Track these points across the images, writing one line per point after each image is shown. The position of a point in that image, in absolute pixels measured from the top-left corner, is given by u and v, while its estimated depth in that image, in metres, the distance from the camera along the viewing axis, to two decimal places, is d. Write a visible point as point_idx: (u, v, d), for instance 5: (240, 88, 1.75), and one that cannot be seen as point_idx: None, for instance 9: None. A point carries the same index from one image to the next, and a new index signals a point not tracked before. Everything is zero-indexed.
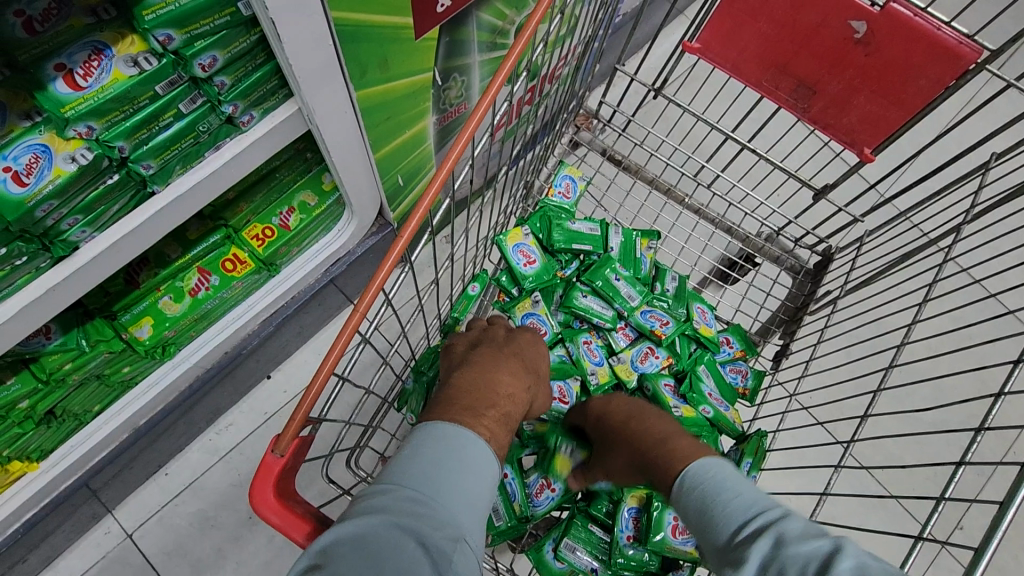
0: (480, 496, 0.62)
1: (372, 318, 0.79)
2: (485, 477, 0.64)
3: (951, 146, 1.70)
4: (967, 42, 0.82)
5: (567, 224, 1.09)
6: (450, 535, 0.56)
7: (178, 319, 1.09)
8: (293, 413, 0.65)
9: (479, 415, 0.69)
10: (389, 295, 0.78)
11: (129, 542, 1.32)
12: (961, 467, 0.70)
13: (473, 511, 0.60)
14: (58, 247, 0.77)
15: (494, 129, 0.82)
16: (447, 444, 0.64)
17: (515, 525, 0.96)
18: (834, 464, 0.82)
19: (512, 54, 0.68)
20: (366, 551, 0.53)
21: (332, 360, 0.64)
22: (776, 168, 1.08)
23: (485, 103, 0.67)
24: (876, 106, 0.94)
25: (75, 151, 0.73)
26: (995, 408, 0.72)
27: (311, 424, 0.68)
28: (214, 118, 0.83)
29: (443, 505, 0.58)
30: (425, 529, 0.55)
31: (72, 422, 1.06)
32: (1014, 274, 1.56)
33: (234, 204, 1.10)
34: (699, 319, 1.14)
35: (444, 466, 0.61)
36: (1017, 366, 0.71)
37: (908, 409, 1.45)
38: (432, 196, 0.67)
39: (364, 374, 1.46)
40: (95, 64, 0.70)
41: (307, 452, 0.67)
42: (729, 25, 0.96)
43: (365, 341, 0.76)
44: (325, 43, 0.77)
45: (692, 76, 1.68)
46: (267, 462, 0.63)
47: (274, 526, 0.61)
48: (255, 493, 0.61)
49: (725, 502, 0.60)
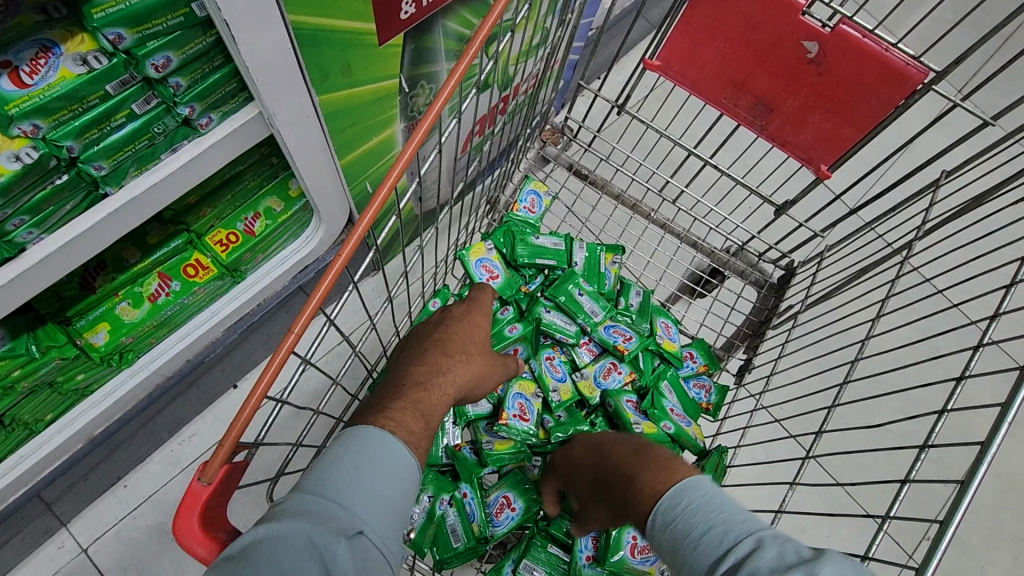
0: (384, 486, 0.62)
1: (315, 336, 0.76)
2: (393, 467, 0.63)
3: (910, 157, 1.75)
4: (913, 64, 0.85)
5: (531, 238, 1.11)
6: (339, 528, 0.56)
7: (136, 325, 1.07)
8: (223, 438, 0.61)
9: (385, 409, 0.69)
10: (333, 315, 0.77)
11: (84, 557, 1.27)
12: (907, 485, 0.73)
13: (372, 501, 0.60)
14: (3, 248, 0.75)
15: (443, 145, 0.80)
16: (349, 443, 0.64)
17: (473, 547, 0.96)
18: (792, 480, 0.85)
19: (462, 62, 0.67)
20: (248, 555, 0.53)
21: (264, 383, 0.60)
22: (738, 183, 1.14)
23: (428, 122, 0.66)
24: (831, 123, 0.97)
25: (20, 150, 0.71)
26: (938, 424, 0.75)
27: (246, 449, 0.64)
28: (169, 119, 0.83)
29: (335, 501, 0.58)
30: (311, 525, 0.55)
31: (22, 431, 1.03)
32: (975, 284, 1.61)
33: (197, 208, 1.09)
34: (663, 333, 1.15)
35: (341, 464, 0.61)
36: (959, 383, 0.75)
37: (881, 423, 1.48)
38: (380, 203, 0.65)
39: (314, 396, 1.41)
40: (43, 62, 0.68)
41: (238, 480, 0.63)
42: (690, 45, 0.99)
43: (305, 361, 0.73)
44: (287, 48, 0.77)
45: (658, 90, 1.71)
46: (193, 491, 0.59)
47: (201, 559, 0.57)
48: (177, 525, 0.57)
49: (697, 540, 0.58)
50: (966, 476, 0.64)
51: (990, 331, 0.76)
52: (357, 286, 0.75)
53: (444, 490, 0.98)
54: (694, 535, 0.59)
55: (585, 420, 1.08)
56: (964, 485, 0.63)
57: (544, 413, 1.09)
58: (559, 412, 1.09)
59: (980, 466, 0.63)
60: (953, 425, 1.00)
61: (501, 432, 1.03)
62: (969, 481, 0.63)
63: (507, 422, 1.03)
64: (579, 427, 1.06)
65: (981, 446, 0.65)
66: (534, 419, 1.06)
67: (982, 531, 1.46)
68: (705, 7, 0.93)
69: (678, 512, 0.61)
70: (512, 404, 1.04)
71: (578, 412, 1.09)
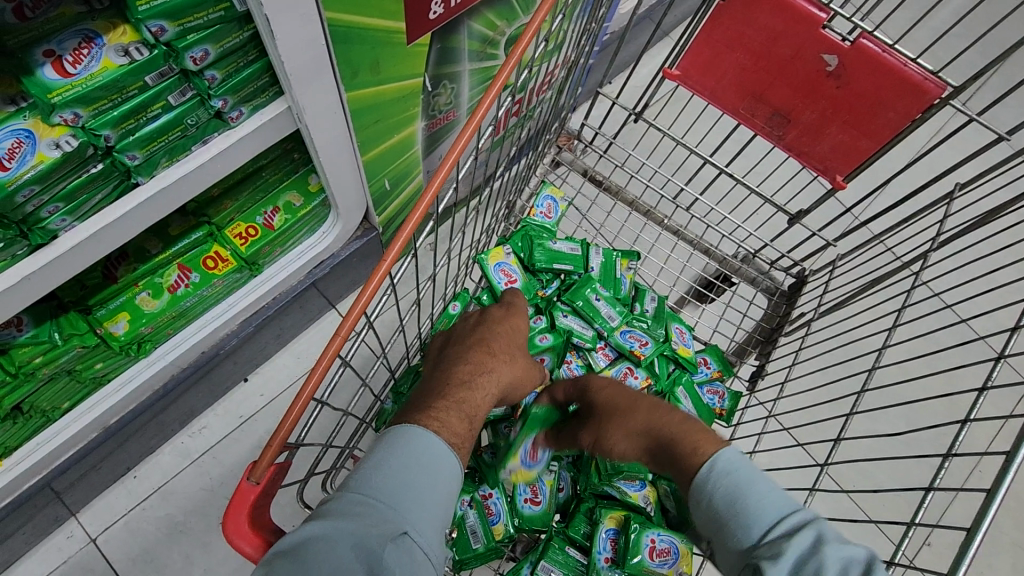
0: (429, 487, 0.62)
1: (352, 339, 0.78)
2: (438, 471, 0.64)
3: (922, 171, 1.77)
4: (932, 79, 0.86)
5: (548, 243, 1.12)
6: (386, 530, 0.57)
7: (155, 316, 1.07)
8: (270, 438, 0.61)
9: (428, 409, 0.71)
10: (371, 318, 0.77)
11: (92, 547, 1.27)
12: (930, 493, 0.74)
13: (416, 503, 0.60)
14: (37, 235, 0.76)
15: (477, 152, 0.82)
16: (396, 444, 0.65)
17: (493, 548, 0.97)
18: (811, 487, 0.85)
19: (507, 63, 0.69)
20: (296, 556, 0.54)
21: (311, 385, 0.62)
22: (753, 193, 1.13)
23: (468, 133, 0.68)
24: (847, 136, 0.98)
25: (60, 138, 0.72)
26: (961, 434, 0.76)
27: (286, 449, 0.65)
28: (202, 112, 0.83)
29: (382, 503, 0.59)
30: (358, 527, 0.56)
31: (40, 418, 1.04)
32: (983, 299, 1.62)
33: (218, 201, 1.10)
34: (677, 339, 1.17)
35: (387, 466, 0.63)
36: (982, 393, 0.76)
37: (903, 432, 1.50)
38: (423, 208, 0.67)
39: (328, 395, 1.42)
40: (85, 52, 0.69)
41: (281, 481, 0.64)
42: (709, 55, 0.99)
43: (344, 362, 0.75)
44: (318, 43, 0.78)
45: (673, 98, 1.72)
46: (241, 490, 0.60)
47: (250, 558, 0.58)
48: (228, 525, 0.58)
49: (757, 499, 0.64)
50: (990, 487, 0.64)
51: (1012, 342, 0.76)
52: (394, 288, 0.77)
53: (465, 492, 1.00)
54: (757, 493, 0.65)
55: None
56: (989, 496, 0.63)
57: None
58: None
59: (1005, 476, 0.64)
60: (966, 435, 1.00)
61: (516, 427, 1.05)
62: (995, 491, 0.63)
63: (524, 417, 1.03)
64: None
65: (1006, 455, 0.65)
66: None
67: (988, 544, 1.46)
68: (727, 16, 0.94)
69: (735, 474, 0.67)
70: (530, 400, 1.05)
71: None
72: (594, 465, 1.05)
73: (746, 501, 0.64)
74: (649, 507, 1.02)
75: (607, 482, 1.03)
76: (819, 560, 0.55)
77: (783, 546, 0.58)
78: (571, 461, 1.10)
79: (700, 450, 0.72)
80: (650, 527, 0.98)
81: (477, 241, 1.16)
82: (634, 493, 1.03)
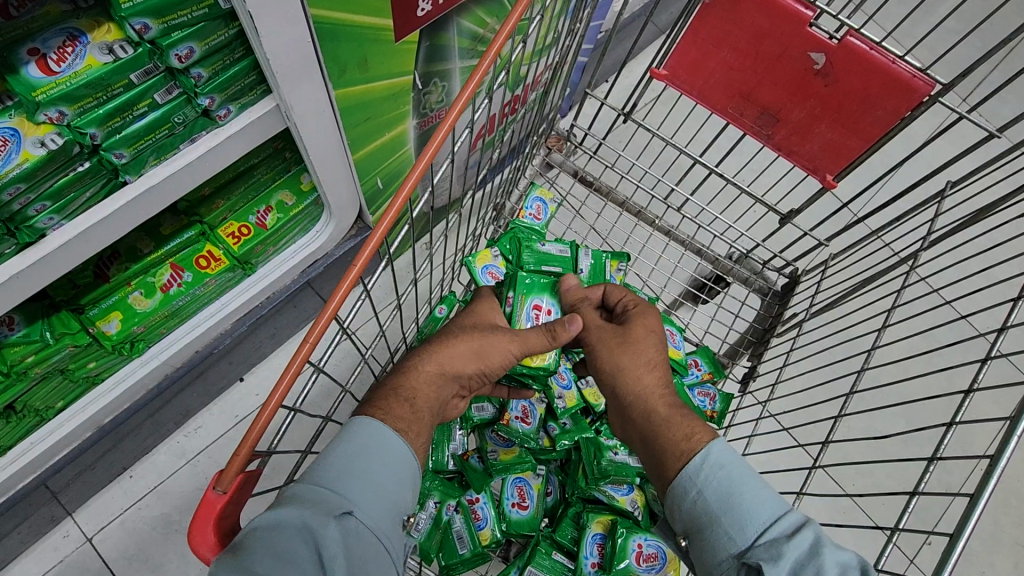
0: (376, 471, 0.64)
1: (328, 345, 0.79)
2: (382, 453, 0.66)
3: (919, 166, 1.76)
4: (920, 76, 0.86)
5: (537, 245, 1.10)
6: (327, 510, 0.59)
7: (148, 315, 1.08)
8: (237, 447, 0.60)
9: (371, 401, 0.71)
10: (346, 325, 0.78)
11: (88, 546, 1.28)
12: (915, 497, 0.74)
13: (363, 487, 0.63)
14: (24, 233, 0.77)
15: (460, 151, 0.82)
16: (340, 432, 0.67)
17: (479, 553, 0.97)
18: (800, 491, 0.86)
19: (484, 60, 0.68)
20: (242, 544, 0.57)
21: (280, 392, 0.61)
22: (742, 192, 1.13)
23: (443, 135, 0.68)
24: (836, 134, 0.98)
25: (45, 136, 0.73)
26: (947, 436, 0.76)
27: (258, 457, 0.65)
28: (190, 109, 0.84)
29: (325, 487, 0.62)
30: (304, 511, 0.59)
31: (33, 418, 1.05)
32: (981, 296, 1.62)
33: (210, 200, 1.10)
34: (668, 341, 1.14)
35: (332, 453, 0.65)
36: (968, 394, 0.76)
37: (890, 436, 1.49)
38: (399, 207, 0.66)
39: (325, 399, 1.43)
40: (70, 50, 0.70)
41: (253, 488, 0.63)
42: (698, 54, 0.99)
43: (316, 370, 0.76)
44: (305, 42, 0.78)
45: (664, 98, 1.73)
46: (208, 499, 0.59)
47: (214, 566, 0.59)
48: (193, 533, 0.58)
49: (752, 501, 0.65)
50: (975, 490, 0.64)
51: (998, 344, 0.76)
52: (369, 293, 0.78)
53: (451, 496, 1.01)
54: (752, 498, 0.65)
55: (590, 427, 1.09)
56: (973, 499, 0.63)
57: (549, 419, 1.09)
58: (565, 419, 1.08)
59: (989, 479, 0.63)
60: (958, 434, 1.00)
61: (502, 432, 1.05)
62: (978, 495, 0.63)
63: (509, 423, 1.05)
64: (584, 434, 1.07)
65: (991, 458, 0.65)
66: (537, 422, 1.07)
67: (986, 542, 1.45)
68: (712, 16, 0.93)
69: (726, 473, 0.67)
70: (515, 406, 1.07)
71: (583, 420, 1.09)
72: (581, 468, 1.06)
73: (739, 504, 0.65)
74: (637, 511, 1.03)
75: (595, 485, 1.02)
76: (818, 565, 0.58)
77: (781, 549, 0.60)
78: (559, 465, 1.13)
79: (693, 438, 0.72)
80: (637, 531, 0.98)
81: (465, 243, 1.16)
82: (621, 498, 1.03)
